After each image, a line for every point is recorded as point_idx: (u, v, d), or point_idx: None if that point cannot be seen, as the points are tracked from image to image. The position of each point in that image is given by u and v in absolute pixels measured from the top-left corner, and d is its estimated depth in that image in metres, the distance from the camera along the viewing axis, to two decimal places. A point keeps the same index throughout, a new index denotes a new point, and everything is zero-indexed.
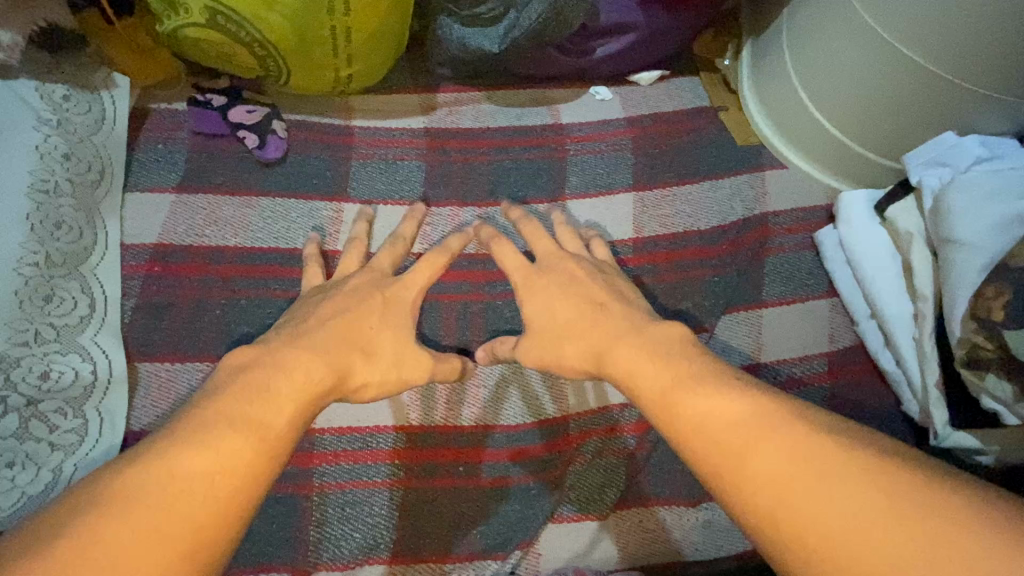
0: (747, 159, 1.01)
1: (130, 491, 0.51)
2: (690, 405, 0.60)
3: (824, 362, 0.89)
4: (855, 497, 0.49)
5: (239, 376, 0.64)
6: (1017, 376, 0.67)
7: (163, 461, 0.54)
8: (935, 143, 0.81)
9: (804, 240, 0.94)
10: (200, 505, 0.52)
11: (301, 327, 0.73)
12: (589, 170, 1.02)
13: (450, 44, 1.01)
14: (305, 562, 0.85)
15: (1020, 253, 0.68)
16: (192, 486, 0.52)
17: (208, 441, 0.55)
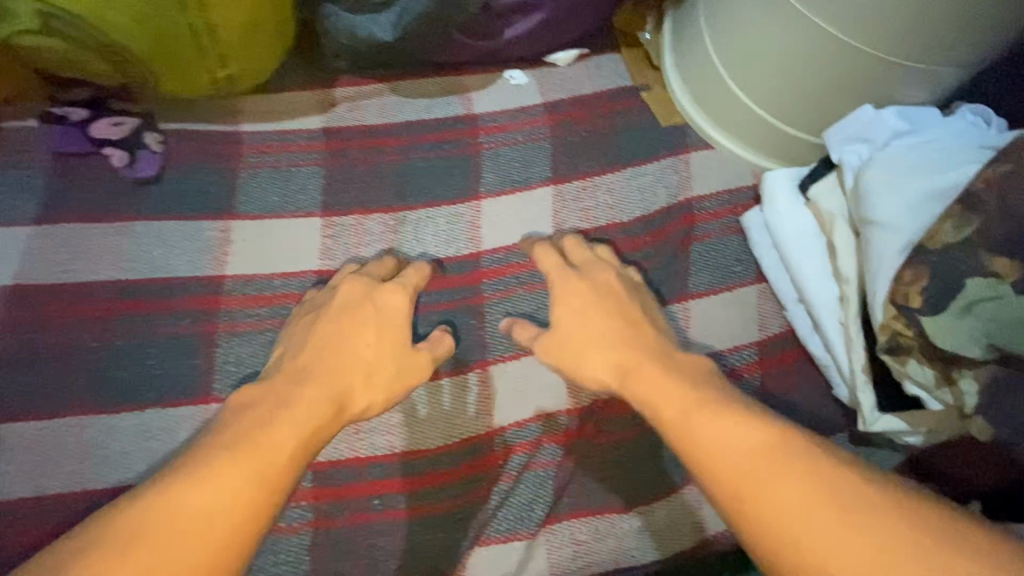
0: (671, 141, 0.98)
1: (147, 529, 0.50)
2: (705, 433, 0.58)
3: (755, 351, 0.89)
4: (879, 545, 0.47)
5: (241, 415, 0.61)
6: (937, 359, 0.70)
7: (165, 495, 0.52)
8: (852, 118, 0.80)
9: (730, 224, 0.93)
10: (205, 543, 0.50)
11: (296, 363, 0.70)
12: (504, 164, 0.94)
13: (338, 34, 0.89)
14: None
15: (936, 235, 0.70)
16: (194, 519, 0.51)
17: (208, 479, 0.54)
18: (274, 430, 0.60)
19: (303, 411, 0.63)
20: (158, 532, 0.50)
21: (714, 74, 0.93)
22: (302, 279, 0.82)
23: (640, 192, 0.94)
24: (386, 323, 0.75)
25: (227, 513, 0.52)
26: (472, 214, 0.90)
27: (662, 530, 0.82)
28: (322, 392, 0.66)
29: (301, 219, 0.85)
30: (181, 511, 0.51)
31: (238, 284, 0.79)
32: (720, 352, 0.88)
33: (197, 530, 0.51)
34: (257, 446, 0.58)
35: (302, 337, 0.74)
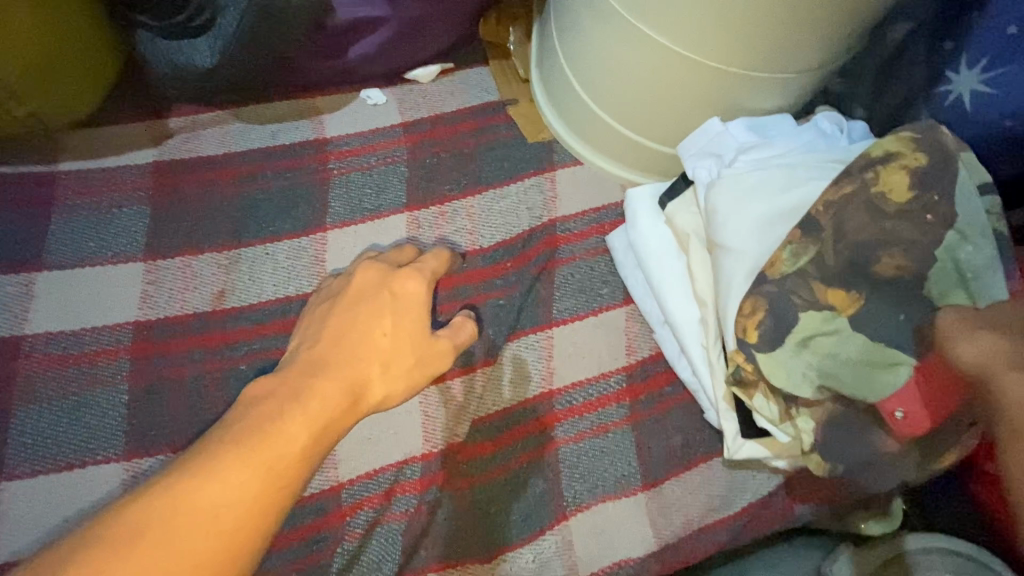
0: (537, 158, 0.94)
1: (156, 521, 0.46)
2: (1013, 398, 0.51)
3: (623, 377, 0.85)
4: None
5: (250, 410, 0.55)
6: (780, 392, 0.70)
7: (174, 487, 0.48)
8: (703, 132, 0.78)
9: (596, 245, 0.89)
10: (201, 538, 0.47)
11: (311, 353, 0.64)
12: (355, 191, 0.89)
13: (157, 63, 0.83)
14: None
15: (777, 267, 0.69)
16: (198, 511, 0.48)
17: (247, 460, 0.51)
18: (289, 413, 0.56)
19: (320, 405, 0.58)
20: (179, 521, 0.47)
21: (571, 86, 0.88)
22: (118, 331, 0.75)
23: (501, 215, 0.89)
24: (402, 313, 0.69)
25: (249, 504, 0.50)
26: (317, 246, 0.84)
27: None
28: (337, 384, 0.61)
29: (120, 265, 0.78)
30: (202, 503, 0.48)
31: (40, 342, 0.72)
32: (587, 381, 0.84)
33: (209, 526, 0.48)
34: (278, 431, 0.54)
35: (374, 311, 0.68)
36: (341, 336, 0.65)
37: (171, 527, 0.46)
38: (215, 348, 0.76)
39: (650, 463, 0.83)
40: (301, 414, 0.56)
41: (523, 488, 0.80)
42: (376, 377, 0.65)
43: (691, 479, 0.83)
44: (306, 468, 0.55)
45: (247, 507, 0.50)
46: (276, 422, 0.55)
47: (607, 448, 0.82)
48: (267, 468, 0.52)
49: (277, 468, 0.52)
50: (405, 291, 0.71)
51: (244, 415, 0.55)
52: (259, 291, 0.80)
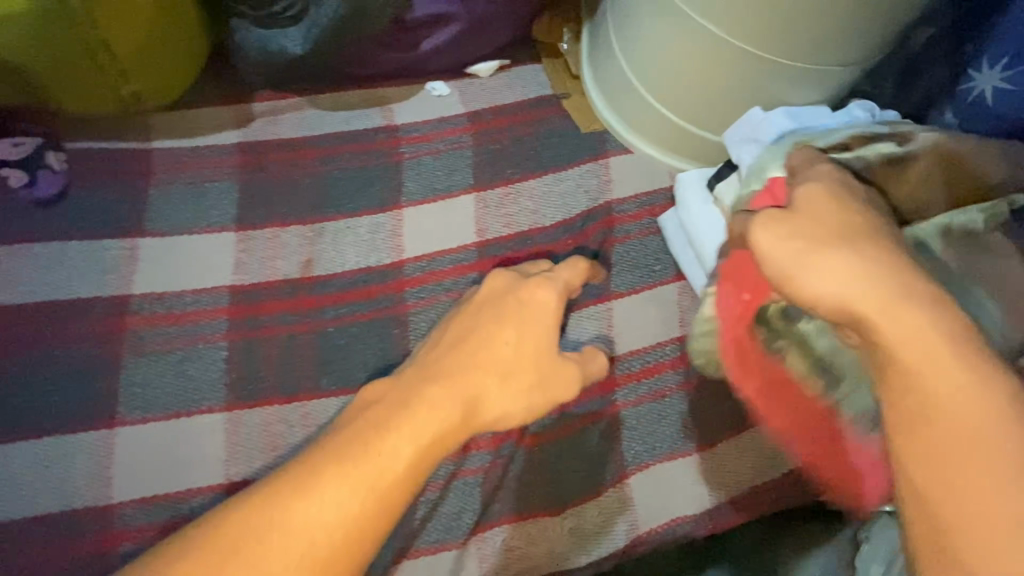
0: (591, 147, 1.01)
1: (249, 535, 0.47)
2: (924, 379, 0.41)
3: (677, 347, 0.90)
4: (982, 488, 0.38)
5: (361, 414, 0.58)
6: None
7: (285, 501, 0.49)
8: (745, 119, 0.82)
9: (649, 225, 0.95)
10: (308, 542, 0.47)
11: (426, 360, 0.67)
12: (425, 174, 0.95)
13: (248, 50, 0.89)
14: None
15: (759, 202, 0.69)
16: (313, 532, 0.48)
17: (339, 481, 0.50)
18: (385, 444, 0.53)
19: (399, 446, 0.54)
20: (278, 539, 0.47)
21: (625, 81, 0.96)
22: (215, 294, 0.80)
23: (561, 198, 0.96)
24: (531, 321, 0.73)
25: (337, 531, 0.48)
26: (393, 223, 0.90)
27: (597, 529, 0.83)
28: (437, 411, 0.59)
29: (214, 233, 0.84)
30: (307, 539, 0.47)
31: (146, 301, 0.77)
32: (644, 349, 0.90)
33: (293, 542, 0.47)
34: (365, 466, 0.51)
35: (463, 348, 0.67)
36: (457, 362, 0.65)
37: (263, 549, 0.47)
38: (304, 312, 0.81)
39: (703, 427, 0.88)
40: (406, 442, 0.54)
41: (585, 449, 0.85)
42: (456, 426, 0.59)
43: (742, 442, 0.88)
44: (383, 501, 0.51)
45: (353, 515, 0.49)
46: (366, 459, 0.52)
47: (663, 412, 0.88)
48: (364, 482, 0.50)
49: (363, 505, 0.50)
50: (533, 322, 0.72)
51: (341, 431, 0.56)
52: (343, 261, 0.86)
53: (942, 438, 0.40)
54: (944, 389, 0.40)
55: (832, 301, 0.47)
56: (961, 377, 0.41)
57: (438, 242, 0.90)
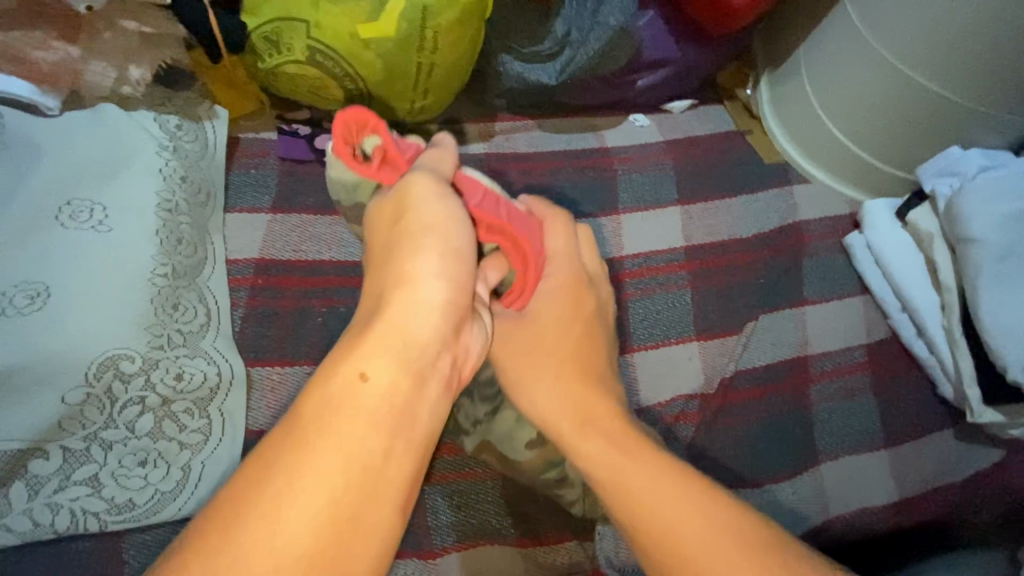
0: (777, 175, 1.15)
1: (305, 469, 0.45)
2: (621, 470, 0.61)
3: (864, 352, 1.01)
4: (714, 542, 0.55)
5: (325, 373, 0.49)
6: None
7: (282, 478, 0.45)
8: (943, 156, 0.98)
9: (834, 245, 1.08)
10: (318, 504, 0.44)
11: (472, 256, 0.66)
12: (636, 188, 1.12)
13: (508, 78, 1.10)
14: (429, 546, 0.77)
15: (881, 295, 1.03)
16: (327, 478, 0.45)
17: (313, 472, 0.45)
18: (327, 433, 0.47)
19: (371, 414, 0.48)
20: (278, 504, 0.43)
21: (815, 121, 1.12)
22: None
23: (754, 215, 1.10)
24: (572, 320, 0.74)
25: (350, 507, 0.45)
26: (612, 227, 1.06)
27: (792, 507, 0.91)
28: (357, 376, 0.49)
29: None
30: (299, 511, 0.43)
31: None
32: (835, 351, 1.00)
33: (279, 554, 0.42)
34: (324, 456, 0.46)
35: (373, 331, 0.52)
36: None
37: (274, 523, 0.43)
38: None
39: (890, 424, 0.97)
40: (379, 394, 0.49)
41: (783, 433, 0.95)
42: (409, 419, 0.50)
43: (925, 444, 0.96)
44: (383, 490, 0.47)
45: (339, 502, 0.45)
46: (322, 452, 0.46)
47: (854, 408, 0.97)
48: (347, 460, 0.46)
49: (334, 513, 0.44)
50: (411, 306, 0.53)
51: (275, 448, 0.46)
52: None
53: (649, 497, 0.59)
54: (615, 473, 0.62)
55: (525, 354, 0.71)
56: (651, 477, 0.60)
57: (653, 244, 1.05)
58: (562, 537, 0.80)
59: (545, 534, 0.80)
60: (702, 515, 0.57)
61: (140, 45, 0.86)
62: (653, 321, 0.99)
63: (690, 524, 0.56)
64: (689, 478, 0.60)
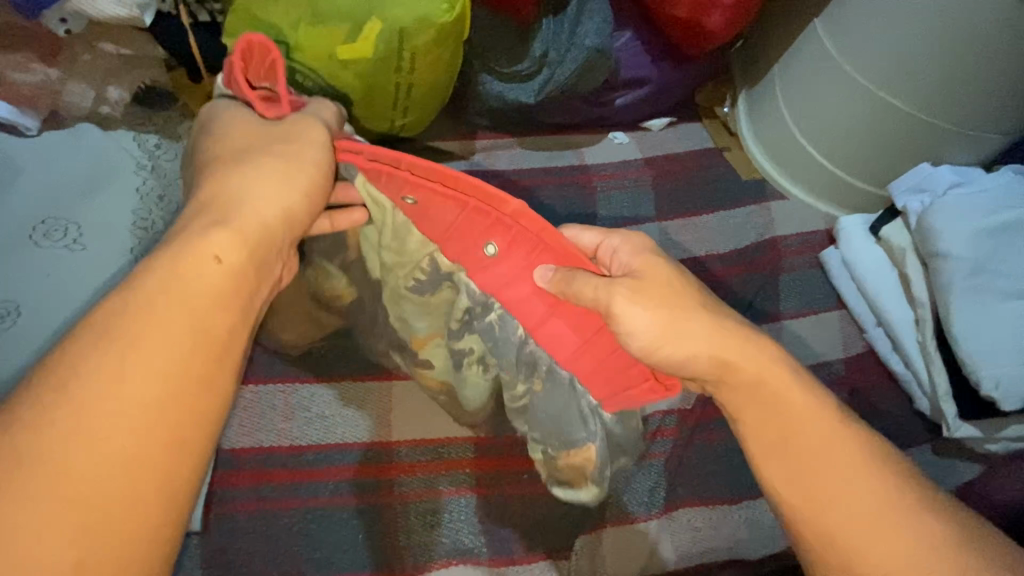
0: (754, 191, 1.17)
1: (121, 361, 0.41)
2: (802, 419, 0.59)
3: (842, 367, 1.02)
4: (861, 482, 0.57)
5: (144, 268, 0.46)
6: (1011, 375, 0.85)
7: (101, 368, 0.41)
8: (914, 173, 1.00)
9: (810, 260, 1.09)
10: (148, 387, 0.41)
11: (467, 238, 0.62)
12: (615, 205, 1.13)
13: (487, 97, 1.12)
14: (401, 566, 0.76)
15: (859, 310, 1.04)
16: (136, 372, 0.41)
17: (134, 351, 0.41)
18: (159, 320, 0.43)
19: (211, 296, 0.46)
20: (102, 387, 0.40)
21: (789, 137, 1.13)
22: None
23: (732, 230, 1.11)
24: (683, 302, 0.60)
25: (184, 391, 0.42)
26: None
27: (771, 523, 0.90)
28: (209, 261, 0.46)
29: None
30: (126, 394, 0.40)
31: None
32: (813, 366, 1.01)
33: (108, 441, 0.39)
34: (145, 339, 0.42)
35: (220, 217, 0.49)
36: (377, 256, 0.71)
37: (93, 410, 0.39)
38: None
39: None
40: (211, 277, 0.46)
41: None
42: (248, 304, 0.48)
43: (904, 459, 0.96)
44: (226, 371, 0.45)
45: (173, 381, 0.42)
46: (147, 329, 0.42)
47: None
48: (175, 337, 0.43)
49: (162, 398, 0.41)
50: (259, 200, 0.52)
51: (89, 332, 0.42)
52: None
53: (835, 443, 0.59)
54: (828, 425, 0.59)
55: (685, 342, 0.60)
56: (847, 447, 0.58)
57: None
58: (535, 556, 0.80)
59: (518, 554, 0.79)
60: (858, 454, 0.58)
61: (122, 66, 0.88)
62: None
63: (850, 464, 0.58)
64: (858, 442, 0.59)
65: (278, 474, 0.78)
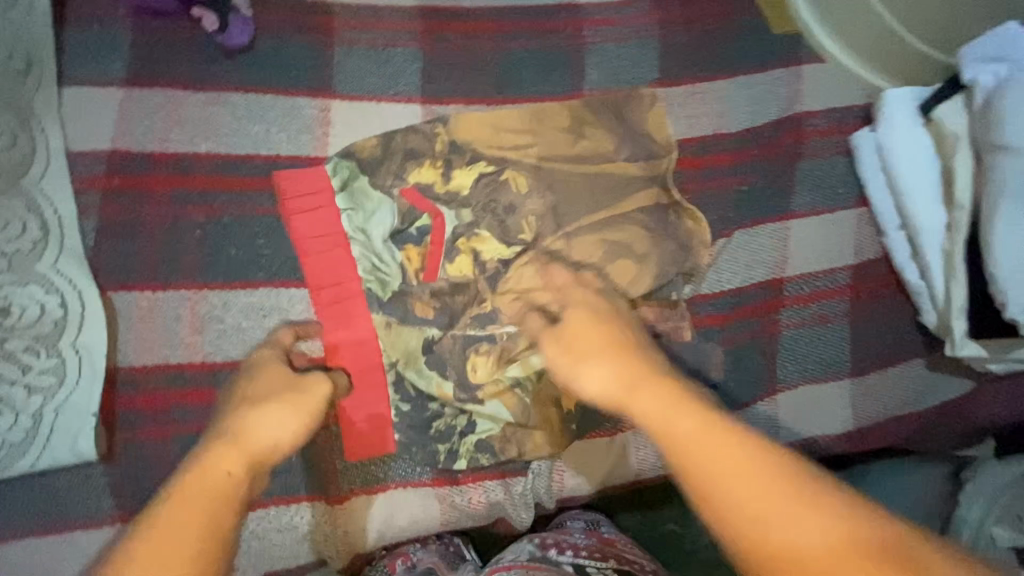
0: (785, 51, 0.92)
1: (207, 471, 0.47)
2: (690, 442, 0.46)
3: (848, 275, 0.88)
4: (805, 519, 0.41)
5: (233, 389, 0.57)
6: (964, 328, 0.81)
7: (244, 436, 0.51)
8: (993, 35, 0.77)
9: (838, 144, 0.90)
10: (185, 522, 0.44)
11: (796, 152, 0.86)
12: (610, 61, 0.88)
13: None
14: (338, 490, 0.69)
15: (886, 210, 0.87)
16: (210, 467, 0.47)
17: (183, 496, 0.46)
18: (210, 459, 0.48)
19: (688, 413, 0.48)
20: (239, 457, 0.49)
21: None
22: (415, 154, 0.75)
23: (749, 103, 0.89)
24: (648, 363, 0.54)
25: (684, 412, 0.48)
26: (568, 115, 0.83)
27: None
28: (257, 435, 0.52)
29: (402, 104, 0.80)
30: (218, 479, 0.47)
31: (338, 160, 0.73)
32: (816, 273, 0.87)
33: None
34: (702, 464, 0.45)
35: (265, 395, 0.56)
36: (480, 128, 0.78)
37: (154, 534, 0.43)
38: (490, 182, 0.77)
39: (862, 355, 0.87)
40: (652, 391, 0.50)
41: (748, 363, 0.85)
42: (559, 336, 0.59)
43: (891, 374, 0.88)
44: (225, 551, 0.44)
45: (705, 420, 0.47)
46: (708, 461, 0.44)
47: (827, 336, 0.87)
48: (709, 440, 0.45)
49: (255, 468, 0.50)
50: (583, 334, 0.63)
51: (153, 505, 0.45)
52: (525, 134, 0.80)
53: (738, 496, 0.43)
54: (715, 453, 0.45)
55: (601, 396, 0.54)
56: (759, 476, 0.43)
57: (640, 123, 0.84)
58: (483, 478, 0.73)
59: (461, 475, 0.72)
60: (797, 512, 0.41)
61: None
62: (732, 266, 0.84)
63: (779, 514, 0.41)
64: (765, 459, 0.44)
65: (192, 395, 0.66)
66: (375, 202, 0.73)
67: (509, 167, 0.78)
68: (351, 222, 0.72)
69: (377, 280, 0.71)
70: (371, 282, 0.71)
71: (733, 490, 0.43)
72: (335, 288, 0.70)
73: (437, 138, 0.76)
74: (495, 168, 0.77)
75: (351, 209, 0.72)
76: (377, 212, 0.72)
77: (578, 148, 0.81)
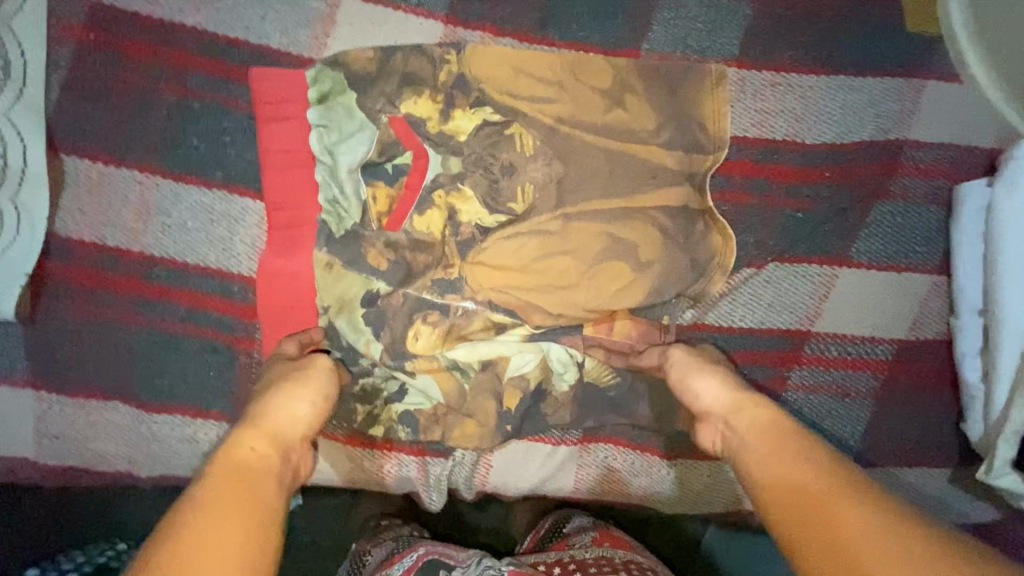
0: (912, 55, 0.72)
1: (239, 455, 0.46)
2: (786, 444, 0.51)
3: (892, 349, 0.73)
4: (836, 497, 0.44)
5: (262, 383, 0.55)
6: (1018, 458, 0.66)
7: (268, 421, 0.50)
8: None
9: (936, 190, 0.72)
10: (244, 497, 0.42)
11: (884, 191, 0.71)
12: (684, 20, 0.72)
13: None
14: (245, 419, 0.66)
15: (967, 288, 0.70)
16: (250, 459, 0.46)
17: (229, 481, 0.43)
18: (248, 444, 0.47)
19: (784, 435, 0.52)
20: (262, 434, 0.49)
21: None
22: (413, 80, 0.65)
23: (843, 112, 0.71)
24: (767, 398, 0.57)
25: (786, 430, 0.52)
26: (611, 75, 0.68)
27: (699, 491, 0.76)
28: (294, 426, 0.51)
29: (421, 17, 0.68)
30: (243, 455, 0.46)
31: (331, 69, 0.65)
32: (852, 338, 0.72)
33: None
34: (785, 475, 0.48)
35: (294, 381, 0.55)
36: (498, 67, 0.66)
37: (207, 504, 0.41)
38: (491, 134, 0.66)
39: (876, 444, 0.73)
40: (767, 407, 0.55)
41: None
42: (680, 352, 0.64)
43: (906, 476, 0.73)
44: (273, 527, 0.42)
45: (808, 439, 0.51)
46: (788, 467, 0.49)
47: (839, 412, 0.73)
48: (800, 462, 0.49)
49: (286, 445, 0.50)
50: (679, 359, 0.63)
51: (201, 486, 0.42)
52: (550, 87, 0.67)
53: (795, 474, 0.47)
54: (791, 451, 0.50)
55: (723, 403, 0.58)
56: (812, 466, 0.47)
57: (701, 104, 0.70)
58: (400, 451, 0.69)
59: (378, 439, 0.69)
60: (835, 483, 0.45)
61: None
62: (753, 303, 0.71)
63: (839, 498, 0.44)
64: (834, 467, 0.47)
65: (122, 282, 0.63)
66: (351, 125, 0.64)
67: (518, 122, 0.66)
68: (322, 142, 0.64)
69: (334, 213, 0.65)
70: (326, 214, 0.65)
71: (789, 465, 0.48)
72: (290, 210, 0.64)
73: (443, 67, 0.65)
74: (502, 118, 0.66)
75: (324, 128, 0.64)
76: (351, 136, 0.64)
77: (610, 118, 0.68)
